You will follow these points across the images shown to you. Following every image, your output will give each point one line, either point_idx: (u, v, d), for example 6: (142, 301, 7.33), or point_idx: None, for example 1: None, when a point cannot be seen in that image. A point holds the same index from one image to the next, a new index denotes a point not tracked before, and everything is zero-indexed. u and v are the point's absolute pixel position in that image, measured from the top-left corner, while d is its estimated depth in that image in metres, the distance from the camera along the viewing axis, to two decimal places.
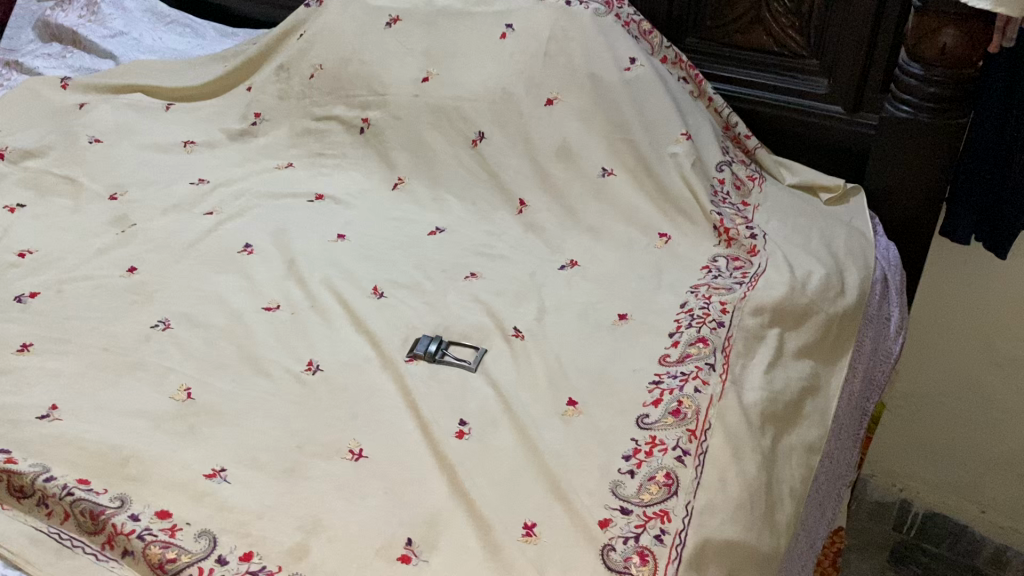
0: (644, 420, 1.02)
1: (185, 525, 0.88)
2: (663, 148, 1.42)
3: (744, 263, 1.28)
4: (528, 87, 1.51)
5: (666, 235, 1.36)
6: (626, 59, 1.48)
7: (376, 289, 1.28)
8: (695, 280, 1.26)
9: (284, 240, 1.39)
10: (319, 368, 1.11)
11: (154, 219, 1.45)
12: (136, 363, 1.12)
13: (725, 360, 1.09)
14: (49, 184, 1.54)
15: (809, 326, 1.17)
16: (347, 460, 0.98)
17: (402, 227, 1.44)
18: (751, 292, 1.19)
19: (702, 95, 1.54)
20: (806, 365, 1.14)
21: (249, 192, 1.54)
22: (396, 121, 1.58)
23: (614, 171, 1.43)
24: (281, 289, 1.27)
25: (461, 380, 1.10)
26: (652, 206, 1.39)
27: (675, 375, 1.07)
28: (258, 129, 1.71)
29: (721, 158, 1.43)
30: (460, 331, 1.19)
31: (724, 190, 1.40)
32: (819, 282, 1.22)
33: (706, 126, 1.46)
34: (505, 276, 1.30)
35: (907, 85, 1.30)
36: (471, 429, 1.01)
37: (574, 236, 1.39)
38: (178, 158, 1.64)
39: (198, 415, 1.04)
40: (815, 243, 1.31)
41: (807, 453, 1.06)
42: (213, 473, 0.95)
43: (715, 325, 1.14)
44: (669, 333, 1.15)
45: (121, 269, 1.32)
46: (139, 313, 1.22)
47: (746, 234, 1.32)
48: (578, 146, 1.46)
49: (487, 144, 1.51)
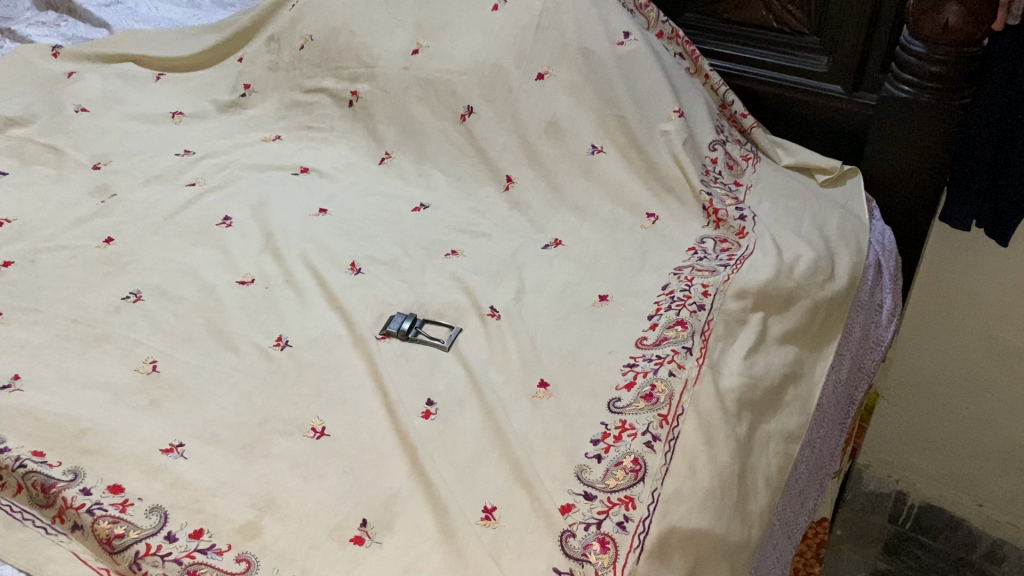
0: (616, 403, 0.99)
1: (137, 501, 0.86)
2: (655, 126, 1.38)
3: (731, 244, 1.24)
4: (518, 60, 1.47)
5: (654, 216, 1.32)
6: (619, 34, 1.43)
7: (354, 265, 1.25)
8: (679, 261, 1.22)
9: (264, 213, 1.36)
10: (288, 344, 1.09)
11: (136, 190, 1.43)
12: (104, 335, 1.10)
13: (703, 344, 1.05)
14: (33, 153, 1.52)
15: (794, 312, 1.14)
16: (308, 438, 0.95)
17: (386, 203, 1.41)
18: (735, 274, 1.15)
19: (699, 72, 1.49)
20: (789, 351, 1.10)
21: (233, 164, 1.51)
22: (386, 94, 1.55)
23: (603, 149, 1.39)
24: (257, 264, 1.25)
25: (432, 361, 1.07)
26: (641, 185, 1.36)
27: (650, 358, 1.04)
28: (248, 101, 1.69)
29: (714, 138, 1.39)
30: (436, 309, 1.16)
31: (716, 171, 1.36)
32: (807, 266, 1.18)
33: (700, 103, 1.42)
34: (486, 254, 1.28)
35: (908, 65, 1.25)
36: (438, 409, 0.99)
37: (559, 215, 1.36)
38: (165, 130, 1.62)
39: (161, 389, 1.02)
40: (807, 225, 1.27)
41: (785, 442, 1.03)
42: (170, 448, 0.93)
43: (696, 308, 1.10)
44: (648, 315, 1.12)
45: (98, 239, 1.31)
46: (111, 285, 1.20)
47: (736, 215, 1.28)
48: (568, 123, 1.43)
49: (476, 119, 1.48)
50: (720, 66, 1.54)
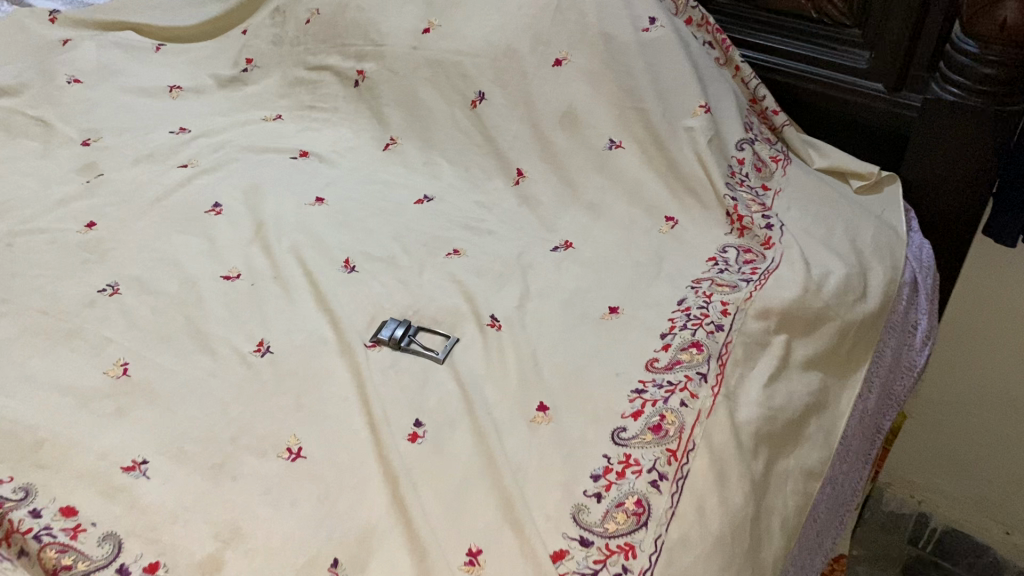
0: (620, 434, 0.90)
1: (89, 526, 0.79)
2: (678, 122, 1.28)
3: (755, 256, 1.14)
4: (535, 43, 1.36)
5: (673, 219, 1.22)
6: (645, 19, 1.33)
7: (348, 261, 1.17)
8: (698, 272, 1.12)
9: (256, 200, 1.28)
10: (269, 349, 1.01)
11: (125, 169, 1.35)
12: (74, 331, 1.03)
13: (719, 370, 0.96)
14: (20, 126, 1.44)
15: (820, 335, 1.04)
16: (283, 459, 0.88)
17: (386, 192, 1.32)
18: (759, 291, 1.05)
19: (728, 63, 1.39)
20: (813, 378, 1.01)
21: (229, 145, 1.43)
22: (393, 76, 1.46)
23: (621, 144, 1.30)
24: (244, 257, 1.17)
25: (424, 373, 0.99)
26: (660, 185, 1.26)
27: (660, 385, 0.95)
28: (249, 76, 1.60)
29: (741, 136, 1.29)
30: (432, 315, 1.08)
31: (742, 172, 1.26)
32: (837, 284, 1.08)
33: (729, 98, 1.32)
34: (490, 254, 1.19)
35: (958, 65, 1.15)
36: (426, 432, 0.91)
37: (571, 213, 1.27)
38: (161, 105, 1.54)
39: (130, 395, 0.94)
40: (839, 236, 1.17)
41: (805, 479, 0.95)
42: (132, 466, 0.85)
43: (713, 329, 1.01)
44: (661, 333, 1.02)
45: (79, 223, 1.23)
46: (88, 275, 1.12)
47: (762, 224, 1.18)
48: (584, 114, 1.33)
49: (487, 105, 1.39)
50: (752, 57, 1.43)
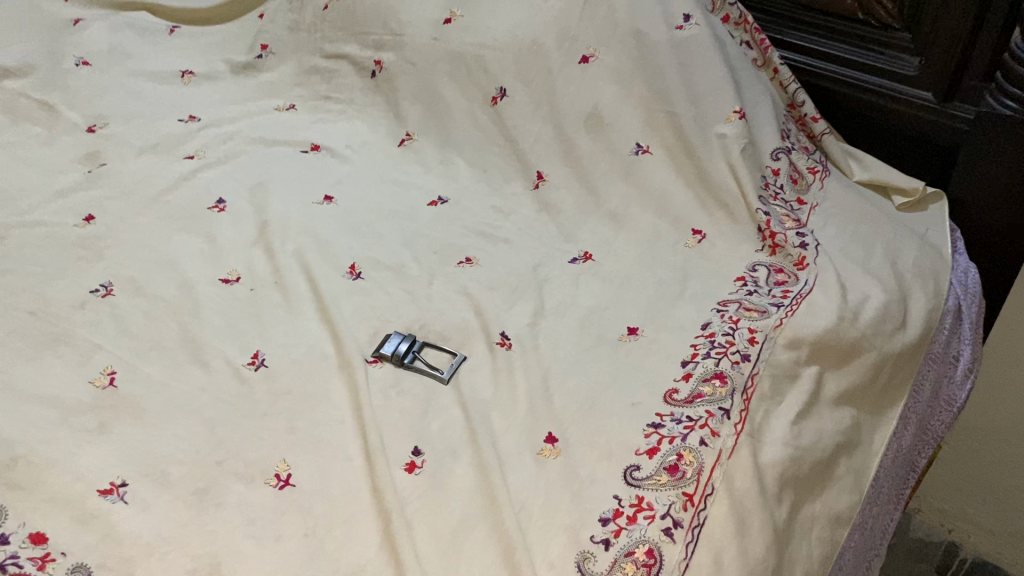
0: (633, 473, 0.83)
1: (59, 556, 0.74)
2: (710, 128, 1.21)
3: (788, 277, 1.06)
4: (560, 39, 1.29)
5: (701, 232, 1.15)
6: (679, 16, 1.26)
7: (353, 267, 1.11)
8: (726, 293, 1.05)
9: (262, 197, 1.22)
10: (264, 363, 0.96)
11: (129, 160, 1.30)
12: (62, 336, 0.98)
13: (744, 406, 0.88)
14: (25, 110, 1.39)
15: (854, 367, 0.97)
16: (270, 487, 0.82)
17: (399, 192, 1.26)
18: (790, 318, 0.98)
19: (767, 65, 1.31)
20: (845, 415, 0.94)
21: (238, 136, 1.37)
22: (412, 68, 1.40)
23: (649, 149, 1.23)
24: (246, 259, 1.11)
25: (427, 395, 0.93)
26: (689, 195, 1.18)
27: (679, 420, 0.87)
28: (264, 62, 1.53)
29: (777, 145, 1.21)
30: (439, 330, 1.01)
31: (776, 184, 1.18)
32: (875, 312, 1.00)
33: (765, 103, 1.24)
34: (504, 264, 1.12)
35: (1016, 77, 1.06)
36: (425, 462, 0.85)
37: (592, 222, 1.20)
38: (171, 90, 1.48)
39: (114, 409, 0.89)
40: (878, 258, 1.09)
41: (833, 526, 0.87)
42: (110, 489, 0.80)
43: (739, 359, 0.93)
44: (682, 361, 0.95)
45: (77, 216, 1.17)
46: (81, 273, 1.07)
47: (796, 242, 1.10)
48: (611, 115, 1.26)
49: (508, 103, 1.32)
50: (795, 60, 1.35)
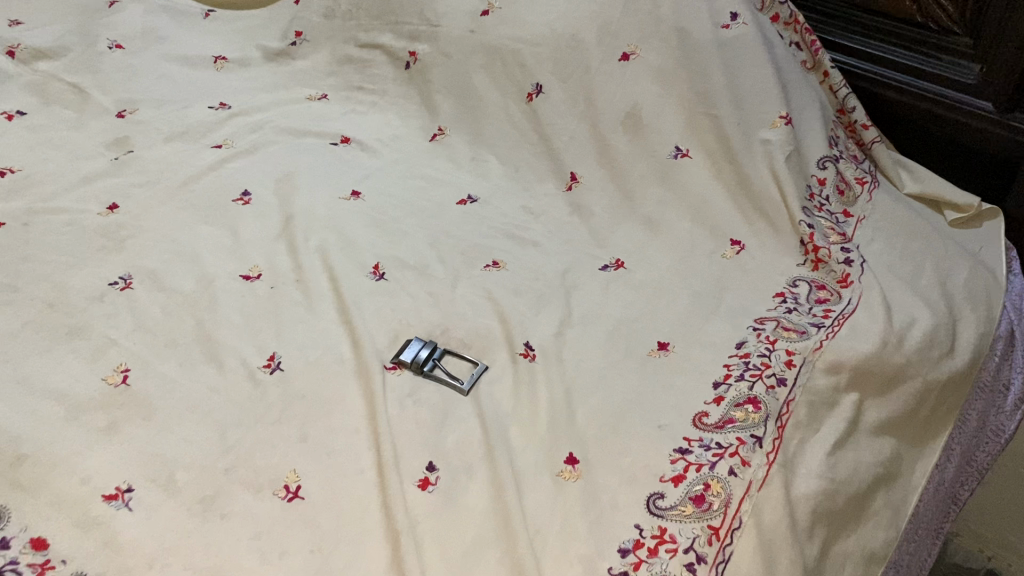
0: (657, 502, 0.79)
1: (59, 563, 0.72)
2: (754, 133, 1.16)
3: (830, 294, 1.01)
4: (601, 35, 1.25)
5: (740, 243, 1.10)
6: (726, 14, 1.21)
7: (377, 267, 1.07)
8: (764, 310, 0.99)
9: (288, 190, 1.19)
10: (280, 366, 0.93)
11: (156, 147, 1.28)
12: (77, 329, 0.96)
13: (778, 434, 0.83)
14: (56, 92, 1.38)
15: (897, 395, 0.92)
16: (279, 498, 0.79)
17: (428, 189, 1.22)
18: (831, 340, 0.92)
19: (817, 68, 1.26)
20: (884, 446, 0.89)
21: (267, 126, 1.34)
22: (446, 60, 1.36)
23: (688, 152, 1.18)
24: (267, 255, 1.08)
25: (445, 406, 0.89)
26: (728, 203, 1.13)
27: (707, 446, 0.83)
28: (297, 50, 1.49)
29: (824, 153, 1.16)
30: (461, 337, 0.98)
31: (822, 195, 1.13)
32: (921, 336, 0.95)
33: (813, 109, 1.19)
34: (532, 269, 1.08)
35: None
36: (439, 478, 0.82)
37: (625, 226, 1.15)
38: (203, 77, 1.46)
39: (126, 408, 0.87)
40: (928, 277, 1.03)
41: (866, 563, 0.83)
42: (115, 494, 0.78)
43: (775, 383, 0.88)
44: (714, 382, 0.90)
45: (101, 204, 1.15)
46: (101, 264, 1.05)
47: (840, 258, 1.04)
48: (650, 116, 1.21)
49: (544, 99, 1.27)
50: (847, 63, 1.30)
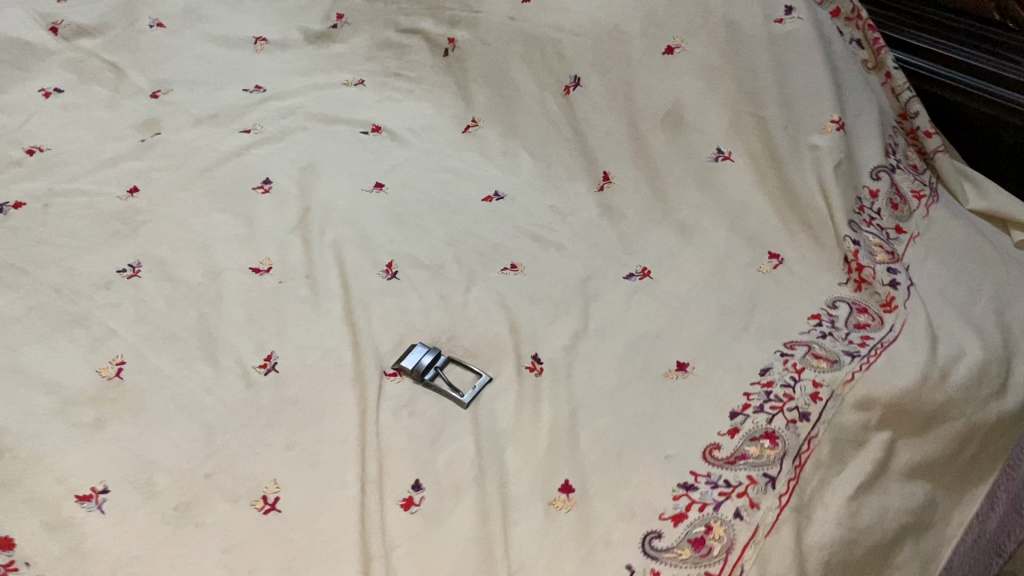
0: (654, 542, 0.73)
1: (22, 566, 0.70)
2: (803, 138, 1.07)
3: (871, 319, 0.92)
4: (645, 25, 1.18)
5: (778, 257, 1.01)
6: (780, 9, 1.13)
7: (390, 265, 1.03)
8: (795, 334, 0.91)
9: (310, 179, 1.16)
10: (275, 366, 0.89)
11: (184, 130, 1.26)
12: (79, 317, 0.94)
13: (794, 474, 0.76)
14: (93, 70, 1.37)
15: (935, 436, 0.83)
16: (255, 509, 0.76)
17: (453, 183, 1.17)
18: (866, 372, 0.84)
19: (879, 68, 1.16)
20: (916, 492, 0.81)
21: (299, 111, 1.31)
22: (485, 48, 1.30)
23: (730, 155, 1.10)
24: (280, 247, 1.05)
25: (441, 419, 0.84)
26: (769, 212, 1.05)
27: (715, 483, 0.76)
28: (338, 33, 1.45)
29: (878, 162, 1.07)
30: (467, 345, 0.93)
31: (873, 208, 1.04)
32: (969, 372, 0.86)
33: (870, 114, 1.10)
34: (552, 274, 1.02)
35: None
36: (424, 498, 0.77)
37: (657, 230, 1.08)
38: (240, 58, 1.43)
39: (114, 403, 0.85)
40: (983, 304, 0.93)
41: None
42: (89, 495, 0.76)
43: (797, 417, 0.80)
44: (731, 412, 0.83)
45: (122, 187, 1.14)
46: (112, 250, 1.04)
47: (885, 279, 0.96)
48: (692, 113, 1.13)
49: (581, 93, 1.21)
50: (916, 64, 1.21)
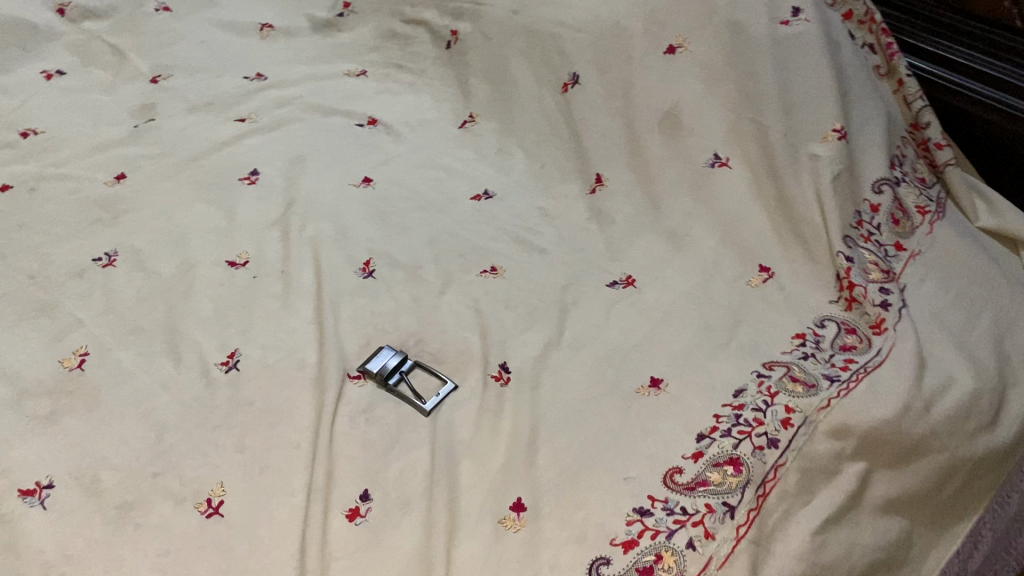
0: (600, 569, 0.70)
1: None
2: (803, 146, 1.03)
3: (858, 341, 0.88)
4: (647, 23, 1.14)
5: (769, 270, 0.97)
6: (786, 10, 1.08)
7: (367, 264, 1.01)
8: (777, 354, 0.87)
9: (297, 172, 1.14)
10: (237, 365, 0.88)
11: (179, 117, 1.25)
12: (48, 306, 0.94)
13: (755, 504, 0.73)
14: (96, 53, 1.37)
15: (914, 470, 0.79)
16: (197, 513, 0.74)
17: (443, 181, 1.15)
18: (844, 398, 0.80)
19: (891, 75, 1.13)
20: (890, 528, 0.77)
21: (296, 102, 1.29)
22: (485, 41, 1.27)
23: (727, 161, 1.05)
24: (258, 240, 1.03)
25: (398, 428, 0.82)
26: (764, 223, 1.00)
27: (671, 510, 0.73)
28: (344, 22, 1.43)
29: (882, 175, 1.02)
30: (435, 351, 0.91)
31: (872, 223, 0.99)
32: (956, 404, 0.81)
33: (877, 123, 1.05)
34: (531, 279, 0.99)
35: None
36: (370, 510, 0.75)
37: (645, 237, 1.04)
38: (244, 43, 1.41)
39: (71, 396, 0.84)
40: (981, 330, 0.88)
41: None
42: (32, 490, 0.75)
43: (765, 444, 0.77)
44: (698, 434, 0.79)
45: (109, 174, 1.14)
46: (91, 238, 1.03)
47: (878, 299, 0.91)
48: (690, 117, 1.09)
49: (579, 91, 1.17)
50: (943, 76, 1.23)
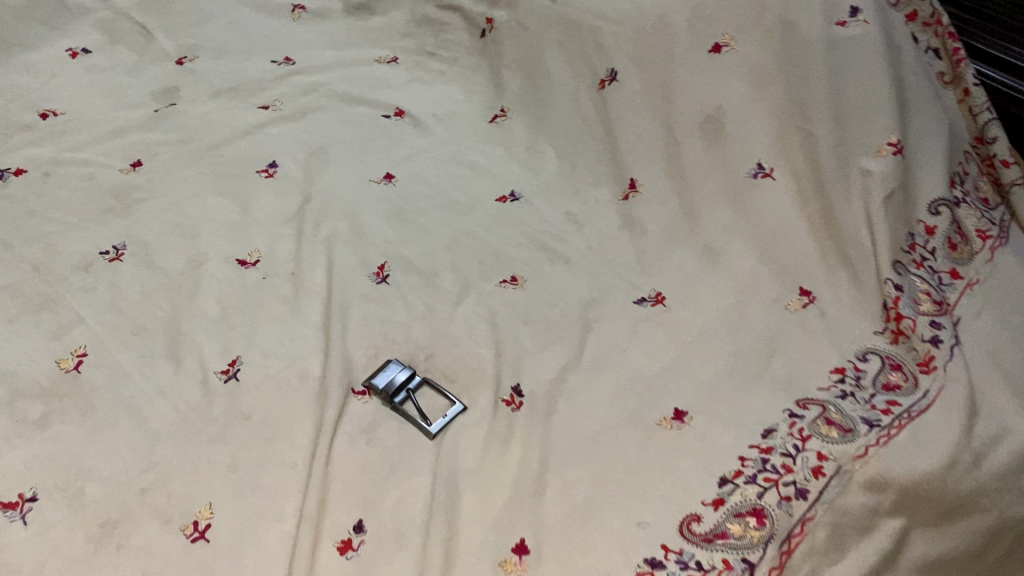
0: None
1: None
2: (854, 159, 0.95)
3: (903, 379, 0.80)
4: (692, 17, 1.06)
5: (810, 294, 0.90)
6: (844, 10, 1.01)
7: (382, 268, 0.96)
8: (813, 390, 0.80)
9: (317, 166, 1.10)
10: (237, 374, 0.84)
11: (201, 102, 1.21)
12: (51, 301, 0.90)
13: (778, 562, 0.67)
14: (123, 32, 1.33)
15: (954, 530, 0.73)
16: (181, 536, 0.70)
17: (468, 180, 1.09)
18: (883, 447, 0.73)
19: (958, 83, 1.05)
20: None
21: (323, 89, 1.24)
22: (522, 32, 1.19)
23: (771, 172, 0.98)
24: (271, 237, 0.99)
25: (400, 452, 0.78)
26: (807, 242, 0.93)
27: (686, 563, 0.67)
28: (378, 5, 1.37)
29: (939, 195, 0.94)
30: (446, 367, 0.86)
31: (925, 247, 0.92)
32: (1008, 460, 0.74)
33: (937, 136, 0.97)
34: (553, 292, 0.93)
35: None
36: (362, 543, 0.70)
37: (678, 250, 0.97)
38: (274, 26, 1.36)
39: (65, 400, 0.81)
40: None
41: None
42: (14, 503, 0.72)
43: (793, 493, 0.70)
44: (721, 478, 0.73)
45: (126, 161, 1.10)
46: (101, 228, 1.00)
47: (927, 333, 0.83)
48: (734, 121, 1.01)
49: (617, 89, 1.09)
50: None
